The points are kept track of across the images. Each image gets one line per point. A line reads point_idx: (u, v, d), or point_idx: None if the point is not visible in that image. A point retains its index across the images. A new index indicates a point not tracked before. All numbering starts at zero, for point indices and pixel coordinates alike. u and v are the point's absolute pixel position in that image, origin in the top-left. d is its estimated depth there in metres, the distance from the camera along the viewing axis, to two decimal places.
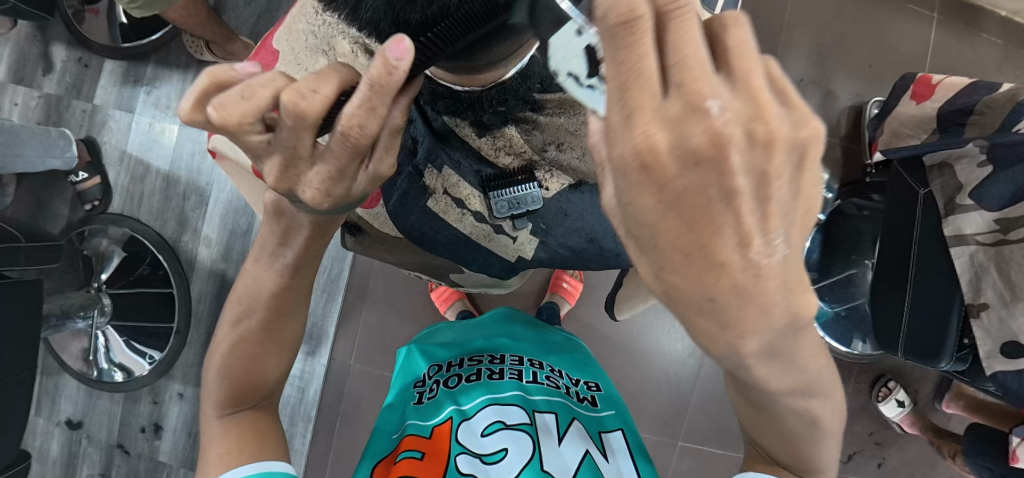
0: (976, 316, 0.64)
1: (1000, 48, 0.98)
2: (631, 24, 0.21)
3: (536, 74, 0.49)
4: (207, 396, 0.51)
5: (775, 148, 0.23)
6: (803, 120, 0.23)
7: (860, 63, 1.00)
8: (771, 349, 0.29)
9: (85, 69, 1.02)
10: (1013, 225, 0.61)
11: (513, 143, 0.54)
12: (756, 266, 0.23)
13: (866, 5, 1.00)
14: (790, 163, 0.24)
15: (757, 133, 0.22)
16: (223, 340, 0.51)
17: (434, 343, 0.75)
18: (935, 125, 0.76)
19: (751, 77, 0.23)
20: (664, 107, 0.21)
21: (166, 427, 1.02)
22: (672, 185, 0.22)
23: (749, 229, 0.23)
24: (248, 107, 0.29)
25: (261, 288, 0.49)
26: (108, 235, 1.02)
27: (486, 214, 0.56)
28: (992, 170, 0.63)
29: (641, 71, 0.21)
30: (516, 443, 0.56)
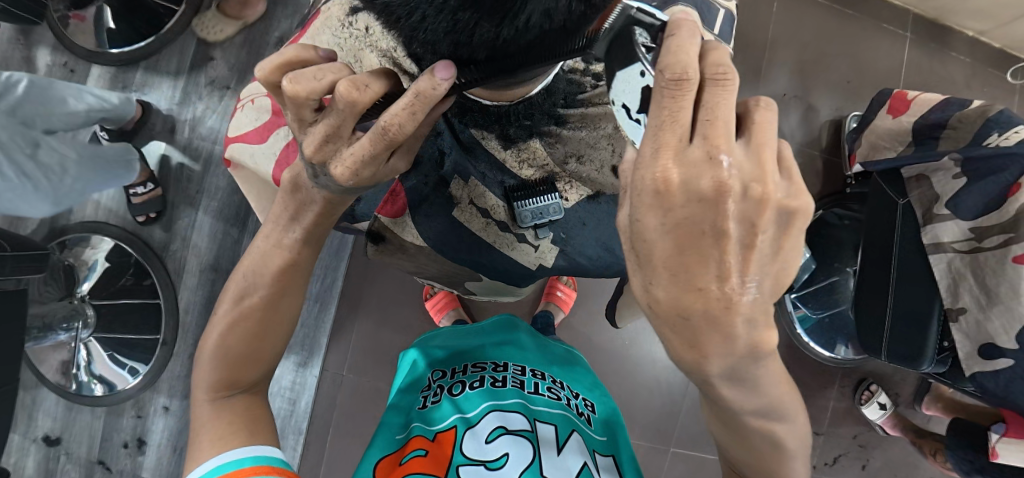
0: (954, 320, 0.68)
1: (967, 66, 1.04)
2: (681, 82, 0.27)
3: (561, 90, 0.53)
4: (202, 375, 0.49)
5: (764, 207, 0.27)
6: (796, 192, 0.28)
7: (839, 79, 1.04)
8: (735, 376, 0.33)
9: (71, 74, 1.00)
10: (986, 233, 0.64)
11: (536, 156, 0.56)
12: (730, 299, 0.28)
13: (843, 23, 1.04)
14: (775, 226, 0.28)
15: (753, 191, 0.27)
16: (220, 319, 0.50)
17: (440, 341, 0.76)
18: (911, 139, 0.79)
19: (764, 147, 0.28)
20: (687, 151, 0.27)
21: (151, 441, 0.99)
22: (676, 212, 0.27)
23: (730, 267, 0.27)
24: (317, 85, 0.33)
25: (266, 264, 0.49)
26: (92, 244, 0.99)
27: (510, 223, 0.58)
28: (965, 183, 0.67)
29: (675, 118, 0.27)
30: (517, 449, 0.56)
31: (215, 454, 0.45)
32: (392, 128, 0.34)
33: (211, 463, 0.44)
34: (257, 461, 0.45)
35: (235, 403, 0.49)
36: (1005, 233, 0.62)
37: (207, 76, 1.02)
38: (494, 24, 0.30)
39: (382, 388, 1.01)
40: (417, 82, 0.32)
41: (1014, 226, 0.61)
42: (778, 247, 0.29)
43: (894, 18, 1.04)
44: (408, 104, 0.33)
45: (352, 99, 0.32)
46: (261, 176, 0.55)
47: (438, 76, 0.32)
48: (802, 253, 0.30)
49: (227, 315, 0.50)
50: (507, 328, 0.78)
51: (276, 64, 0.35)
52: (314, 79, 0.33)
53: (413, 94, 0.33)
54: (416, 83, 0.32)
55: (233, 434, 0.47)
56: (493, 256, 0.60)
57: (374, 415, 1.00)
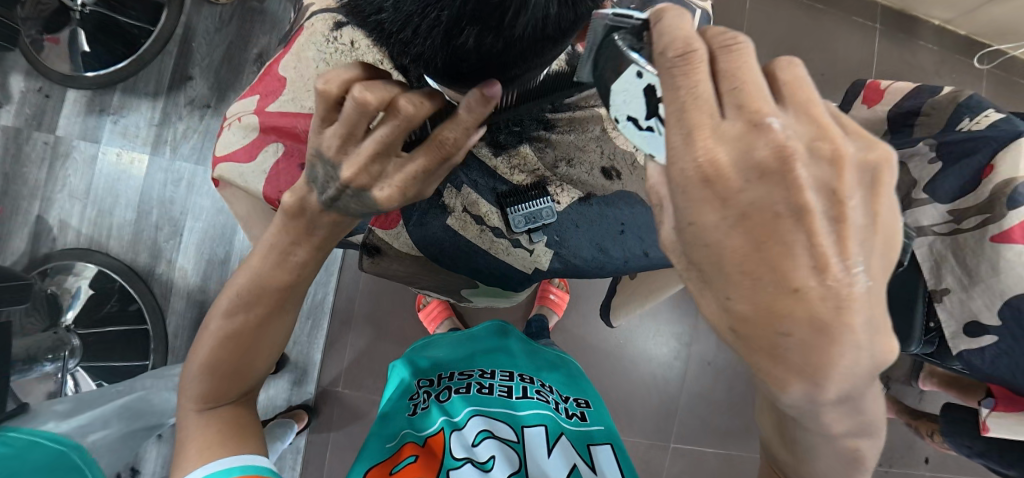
0: (938, 301, 0.69)
1: (936, 54, 1.07)
2: (688, 55, 0.24)
3: (548, 96, 0.56)
4: (190, 384, 0.50)
5: (842, 166, 0.23)
6: (869, 144, 0.24)
7: (813, 72, 1.07)
8: (846, 397, 0.26)
9: (46, 100, 0.97)
10: (963, 214, 0.66)
11: (526, 161, 0.58)
12: (838, 296, 0.22)
13: (815, 18, 1.07)
14: (862, 187, 0.24)
15: (820, 148, 0.23)
16: (209, 333, 0.49)
17: (427, 352, 0.76)
18: (887, 127, 0.81)
19: (810, 105, 0.24)
20: (721, 126, 0.23)
21: (144, 471, 0.98)
22: (735, 200, 0.22)
23: (826, 251, 0.22)
24: (377, 91, 0.32)
25: (261, 285, 0.47)
26: (75, 271, 0.97)
27: (504, 229, 0.58)
28: (941, 167, 0.69)
29: (695, 94, 0.24)
30: (506, 454, 0.56)
31: (200, 465, 0.46)
32: (449, 142, 0.35)
33: (197, 473, 0.45)
34: (246, 471, 0.46)
35: (220, 414, 0.50)
36: (982, 214, 0.64)
37: (186, 96, 1.02)
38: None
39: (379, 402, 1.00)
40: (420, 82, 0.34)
41: (990, 206, 0.63)
42: (874, 222, 0.24)
43: (864, 11, 1.07)
44: (466, 120, 0.34)
45: (412, 114, 0.32)
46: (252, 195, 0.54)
47: (419, 50, 0.33)
48: (897, 215, 0.25)
49: (219, 329, 0.49)
50: (494, 339, 0.78)
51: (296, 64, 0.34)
52: (372, 88, 0.32)
53: (466, 109, 0.33)
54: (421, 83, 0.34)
55: (220, 444, 0.47)
56: (491, 262, 0.61)
57: None
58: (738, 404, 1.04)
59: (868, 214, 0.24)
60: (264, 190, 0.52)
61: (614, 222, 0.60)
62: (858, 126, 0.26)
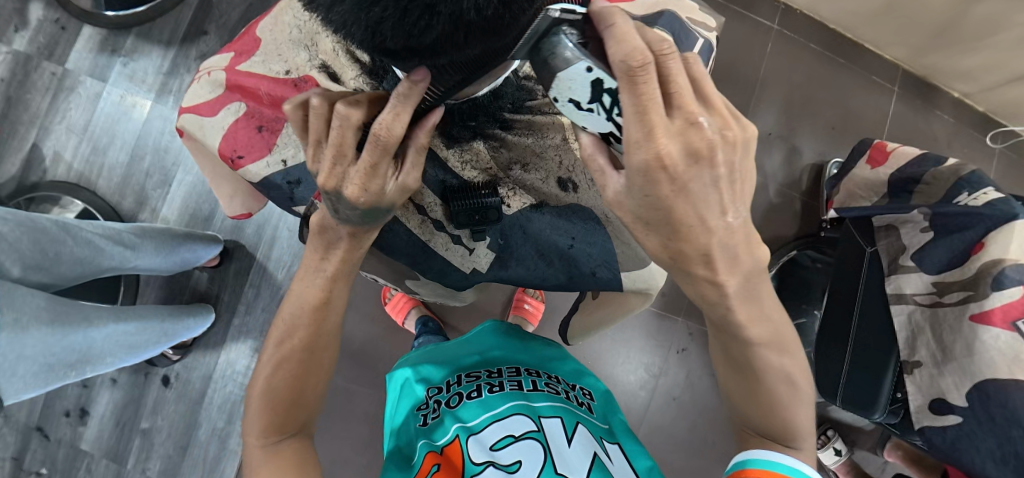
0: (909, 373, 0.68)
1: (950, 125, 1.06)
2: (643, 67, 0.30)
3: (509, 96, 0.58)
4: (252, 420, 0.49)
5: (736, 146, 0.33)
6: (746, 125, 0.33)
7: (824, 124, 1.06)
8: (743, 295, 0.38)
9: (62, 31, 0.99)
10: (948, 288, 0.65)
11: (479, 158, 0.60)
12: (730, 226, 0.35)
13: (835, 72, 1.06)
14: (743, 158, 0.34)
15: (729, 137, 0.32)
16: (267, 361, 0.50)
17: (430, 360, 0.72)
18: (886, 190, 0.80)
19: (713, 98, 0.33)
20: (671, 123, 0.31)
21: (95, 413, 0.97)
22: (682, 177, 0.32)
23: (725, 201, 0.34)
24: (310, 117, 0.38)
25: (303, 304, 0.49)
26: (60, 203, 0.97)
27: (446, 222, 0.60)
28: (933, 237, 0.68)
29: (651, 99, 0.30)
30: (531, 452, 0.54)
31: None
32: (382, 132, 0.36)
33: None
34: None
35: (286, 447, 0.49)
36: (965, 290, 0.63)
37: (198, 50, 1.02)
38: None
39: (338, 383, 0.99)
40: (398, 83, 0.35)
41: (975, 284, 0.62)
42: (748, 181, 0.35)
43: (885, 71, 1.06)
44: (395, 105, 0.36)
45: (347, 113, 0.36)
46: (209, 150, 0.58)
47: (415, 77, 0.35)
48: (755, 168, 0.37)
49: (272, 358, 0.50)
50: (496, 338, 0.75)
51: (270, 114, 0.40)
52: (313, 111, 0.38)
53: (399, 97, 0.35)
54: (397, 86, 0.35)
55: None
56: (428, 254, 0.61)
57: (326, 410, 0.98)
58: (699, 445, 1.01)
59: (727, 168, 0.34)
60: (220, 148, 0.56)
61: (565, 236, 0.60)
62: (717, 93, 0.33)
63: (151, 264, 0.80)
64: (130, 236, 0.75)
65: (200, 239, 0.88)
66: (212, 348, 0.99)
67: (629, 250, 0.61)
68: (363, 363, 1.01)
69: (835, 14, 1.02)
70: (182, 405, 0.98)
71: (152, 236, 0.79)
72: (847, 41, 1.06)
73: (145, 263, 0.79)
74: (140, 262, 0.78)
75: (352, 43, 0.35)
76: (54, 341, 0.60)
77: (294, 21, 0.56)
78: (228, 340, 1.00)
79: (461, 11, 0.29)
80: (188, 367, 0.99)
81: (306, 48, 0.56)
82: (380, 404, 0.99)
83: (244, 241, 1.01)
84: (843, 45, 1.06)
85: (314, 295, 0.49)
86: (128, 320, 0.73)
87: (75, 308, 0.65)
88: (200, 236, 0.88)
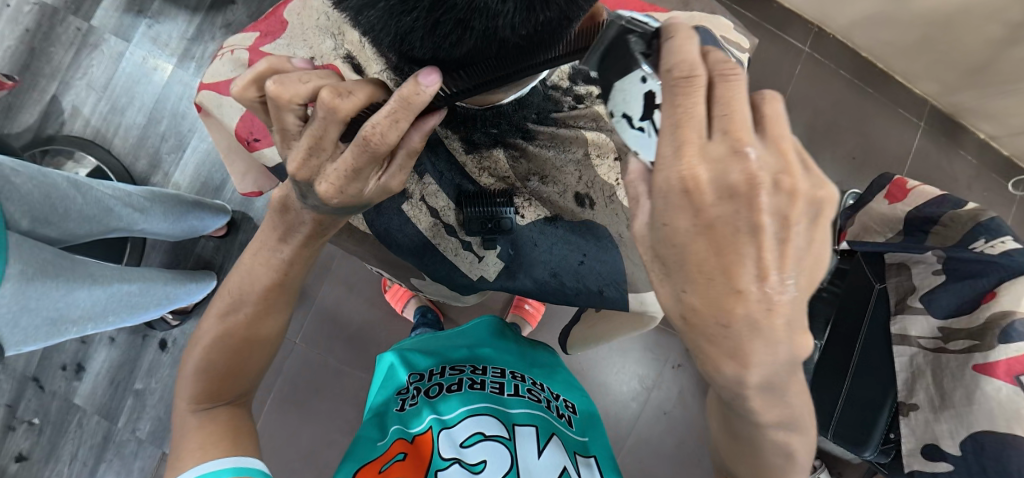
0: (904, 414, 0.67)
1: (973, 167, 1.04)
2: (689, 79, 0.29)
3: (532, 105, 0.58)
4: (185, 387, 0.51)
5: (796, 197, 0.28)
6: (820, 183, 0.28)
7: (845, 153, 1.05)
8: (770, 385, 0.31)
9: None
10: (953, 336, 0.65)
11: (497, 166, 0.60)
12: (769, 300, 0.28)
13: (861, 101, 1.05)
14: (808, 219, 0.28)
15: (783, 183, 0.27)
16: (205, 332, 0.52)
17: (419, 348, 0.72)
18: (902, 227, 0.79)
19: (780, 140, 0.28)
20: (708, 147, 0.28)
21: (90, 369, 0.98)
22: (706, 212, 0.27)
23: (766, 264, 0.27)
24: (301, 88, 0.36)
25: (252, 282, 0.51)
26: (74, 157, 0.97)
27: (458, 228, 0.60)
28: (943, 281, 0.67)
29: (689, 114, 0.28)
30: (496, 455, 0.54)
31: (195, 465, 0.45)
32: (374, 137, 0.35)
33: (195, 471, 0.45)
34: (237, 474, 0.45)
35: (216, 414, 0.50)
36: (971, 339, 0.62)
37: (225, 19, 1.01)
38: (490, 17, 0.30)
39: (332, 364, 1.00)
40: (402, 88, 0.34)
41: (981, 335, 0.61)
42: (812, 242, 0.29)
43: (912, 105, 1.05)
44: (392, 110, 0.34)
45: (334, 105, 0.34)
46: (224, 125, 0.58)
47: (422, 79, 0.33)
48: (830, 246, 0.30)
49: (213, 329, 0.52)
50: (488, 335, 0.75)
51: (251, 77, 0.38)
52: (300, 82, 0.36)
53: (397, 99, 0.34)
54: (400, 90, 0.34)
55: (214, 445, 0.47)
56: (435, 257, 0.62)
57: (317, 389, 0.99)
58: (684, 461, 1.01)
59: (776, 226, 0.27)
60: (238, 128, 0.57)
61: (575, 253, 0.60)
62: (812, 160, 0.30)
63: (160, 229, 0.81)
64: (141, 199, 0.76)
65: (208, 208, 0.89)
66: None
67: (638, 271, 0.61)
68: (358, 346, 1.01)
69: (868, 42, 1.01)
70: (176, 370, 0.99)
71: (164, 201, 0.80)
72: (878, 71, 1.05)
73: (153, 228, 0.80)
74: (148, 227, 0.78)
75: (375, 44, 0.37)
76: (56, 295, 0.60)
77: (323, 8, 0.55)
78: None
79: (492, 28, 0.30)
80: (186, 333, 1.00)
81: (332, 36, 0.55)
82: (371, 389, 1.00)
83: (252, 214, 1.01)
84: (872, 75, 1.05)
85: None
86: (131, 281, 0.73)
87: (79, 266, 0.64)
88: (207, 206, 0.89)
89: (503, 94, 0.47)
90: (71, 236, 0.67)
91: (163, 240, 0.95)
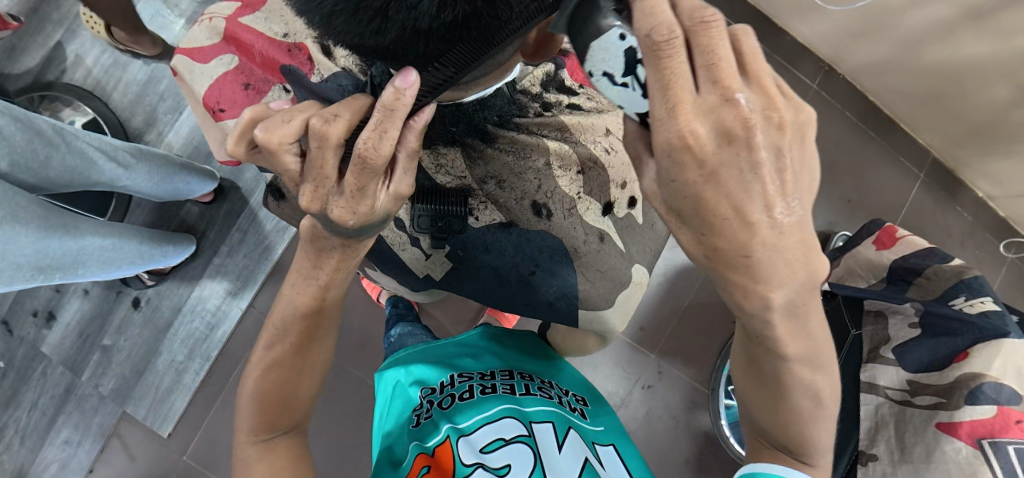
0: (863, 464, 0.66)
1: (967, 223, 1.03)
2: (672, 39, 0.28)
3: (495, 106, 0.59)
4: (242, 418, 0.50)
5: (785, 129, 0.30)
6: (800, 108, 0.31)
7: (840, 194, 1.04)
8: (796, 310, 0.34)
9: None
10: (919, 390, 0.64)
11: (453, 165, 0.60)
12: (779, 224, 0.31)
13: (864, 145, 1.04)
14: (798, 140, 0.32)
15: (773, 118, 0.30)
16: (255, 365, 0.51)
17: (423, 359, 0.70)
18: (885, 276, 0.78)
19: (764, 78, 0.30)
20: (702, 97, 0.29)
21: (61, 318, 0.98)
22: (710, 161, 0.29)
23: (772, 195, 0.30)
24: (286, 128, 0.35)
25: (284, 307, 0.50)
26: (72, 105, 0.96)
27: (408, 222, 0.59)
28: (919, 334, 0.67)
29: (678, 73, 0.28)
30: (521, 456, 0.52)
31: None
32: (368, 152, 0.35)
33: None
34: None
35: (276, 446, 0.50)
36: (937, 396, 0.61)
37: None
38: (409, 8, 0.30)
39: None
40: (383, 95, 0.34)
41: (948, 393, 0.60)
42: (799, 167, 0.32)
43: (914, 154, 1.04)
44: (378, 123, 0.34)
45: (324, 132, 0.34)
46: (202, 91, 0.60)
47: (399, 82, 0.33)
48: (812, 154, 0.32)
49: (260, 361, 0.51)
50: (490, 341, 0.73)
51: (238, 132, 0.37)
52: (284, 123, 0.35)
53: (383, 110, 0.34)
54: (381, 97, 0.34)
55: None
56: (384, 251, 0.61)
57: None
58: None
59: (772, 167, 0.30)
60: (207, 96, 0.60)
61: (527, 261, 0.61)
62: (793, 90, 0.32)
63: (143, 187, 0.80)
64: (125, 154, 0.75)
65: (196, 173, 0.88)
66: (188, 280, 0.99)
67: (592, 291, 0.63)
68: None
69: (875, 87, 1.01)
70: (147, 330, 0.99)
71: (148, 159, 0.79)
72: (885, 117, 1.04)
73: (134, 186, 0.79)
74: (129, 184, 0.77)
75: (315, 29, 0.37)
76: (27, 241, 0.59)
77: None
78: (205, 276, 1.00)
79: (413, 19, 0.31)
80: (161, 294, 0.99)
81: None
82: (339, 372, 0.99)
83: (241, 185, 1.01)
84: (878, 120, 1.04)
85: (306, 303, 0.49)
86: (107, 236, 0.72)
87: (55, 212, 0.64)
88: (195, 170, 0.89)
89: (466, 94, 0.48)
90: (46, 183, 0.66)
91: (149, 200, 0.95)
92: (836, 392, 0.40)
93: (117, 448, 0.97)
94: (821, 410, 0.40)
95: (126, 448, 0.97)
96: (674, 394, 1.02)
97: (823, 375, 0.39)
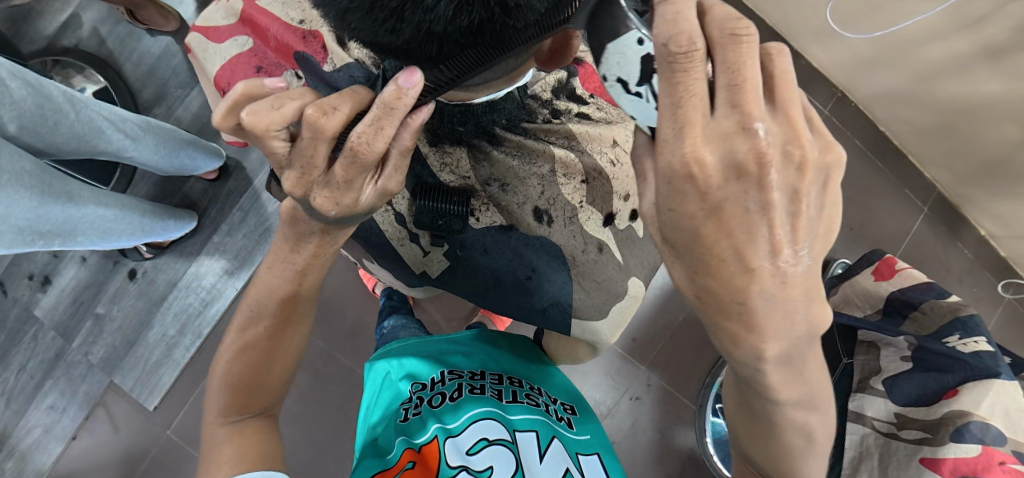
0: None
1: (967, 260, 1.03)
2: (689, 54, 0.28)
3: (505, 111, 0.59)
4: (213, 401, 0.50)
5: (805, 170, 0.30)
6: (828, 146, 0.31)
7: (843, 222, 1.04)
8: (789, 359, 0.33)
9: None
10: (907, 423, 0.64)
11: (459, 164, 0.60)
12: (782, 273, 0.30)
13: (871, 174, 1.04)
14: (818, 184, 0.31)
15: (791, 153, 0.29)
16: (227, 347, 0.52)
17: (417, 352, 0.70)
18: (882, 306, 0.78)
19: (789, 105, 0.30)
20: (715, 122, 0.29)
21: (57, 283, 0.98)
22: (713, 194, 0.29)
23: (778, 240, 0.30)
24: (275, 114, 0.35)
25: (270, 291, 0.50)
26: (84, 72, 0.97)
27: (408, 218, 0.60)
28: (910, 368, 0.67)
29: (692, 93, 0.29)
30: (502, 459, 0.53)
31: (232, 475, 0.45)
32: (360, 147, 0.35)
33: None
34: None
35: (244, 427, 0.50)
36: (924, 431, 0.61)
37: None
38: (423, 11, 0.30)
39: None
40: (383, 93, 0.33)
41: (933, 428, 0.60)
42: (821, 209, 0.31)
43: (919, 187, 1.04)
44: (374, 119, 0.34)
45: (317, 124, 0.34)
46: (214, 70, 0.60)
47: (402, 83, 0.33)
48: (838, 200, 0.32)
49: (234, 343, 0.51)
50: (482, 341, 0.73)
51: (228, 107, 0.37)
52: (272, 109, 0.35)
53: (381, 106, 0.34)
54: (382, 94, 0.34)
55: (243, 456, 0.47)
56: (383, 245, 0.61)
57: None
58: None
59: (788, 203, 0.30)
60: (218, 76, 0.60)
61: (525, 267, 0.61)
62: (821, 123, 0.32)
63: (149, 159, 0.80)
64: (134, 125, 0.75)
65: (201, 149, 0.89)
66: (185, 256, 0.99)
67: (587, 300, 0.63)
68: (323, 315, 1.00)
69: (888, 116, 1.01)
70: (141, 302, 0.99)
71: (157, 132, 0.79)
72: (893, 148, 1.04)
73: (141, 158, 0.79)
74: (136, 155, 0.78)
75: (331, 25, 0.37)
76: (30, 206, 0.59)
77: None
78: (202, 253, 1.00)
79: (425, 22, 0.31)
80: (158, 267, 0.99)
81: None
82: (328, 360, 0.99)
83: (246, 165, 1.01)
84: (887, 150, 1.04)
85: (284, 287, 0.49)
86: (109, 207, 0.72)
87: (59, 179, 0.64)
88: (201, 147, 0.89)
89: (476, 94, 0.48)
90: (55, 148, 0.66)
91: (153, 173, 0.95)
92: (827, 431, 0.40)
93: (102, 417, 0.97)
94: (814, 445, 0.40)
95: (110, 418, 0.97)
96: (662, 408, 1.01)
97: (819, 413, 0.38)
